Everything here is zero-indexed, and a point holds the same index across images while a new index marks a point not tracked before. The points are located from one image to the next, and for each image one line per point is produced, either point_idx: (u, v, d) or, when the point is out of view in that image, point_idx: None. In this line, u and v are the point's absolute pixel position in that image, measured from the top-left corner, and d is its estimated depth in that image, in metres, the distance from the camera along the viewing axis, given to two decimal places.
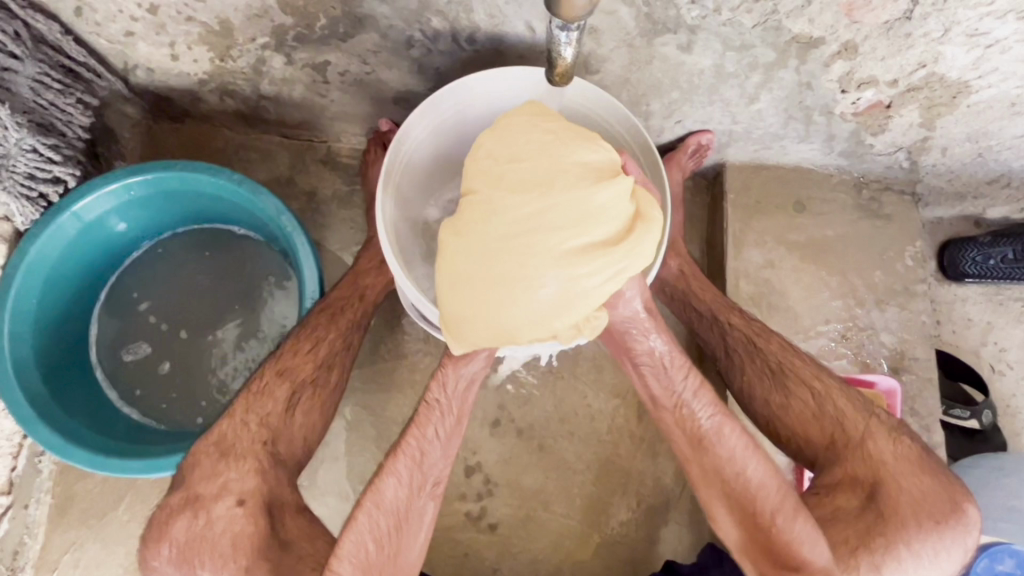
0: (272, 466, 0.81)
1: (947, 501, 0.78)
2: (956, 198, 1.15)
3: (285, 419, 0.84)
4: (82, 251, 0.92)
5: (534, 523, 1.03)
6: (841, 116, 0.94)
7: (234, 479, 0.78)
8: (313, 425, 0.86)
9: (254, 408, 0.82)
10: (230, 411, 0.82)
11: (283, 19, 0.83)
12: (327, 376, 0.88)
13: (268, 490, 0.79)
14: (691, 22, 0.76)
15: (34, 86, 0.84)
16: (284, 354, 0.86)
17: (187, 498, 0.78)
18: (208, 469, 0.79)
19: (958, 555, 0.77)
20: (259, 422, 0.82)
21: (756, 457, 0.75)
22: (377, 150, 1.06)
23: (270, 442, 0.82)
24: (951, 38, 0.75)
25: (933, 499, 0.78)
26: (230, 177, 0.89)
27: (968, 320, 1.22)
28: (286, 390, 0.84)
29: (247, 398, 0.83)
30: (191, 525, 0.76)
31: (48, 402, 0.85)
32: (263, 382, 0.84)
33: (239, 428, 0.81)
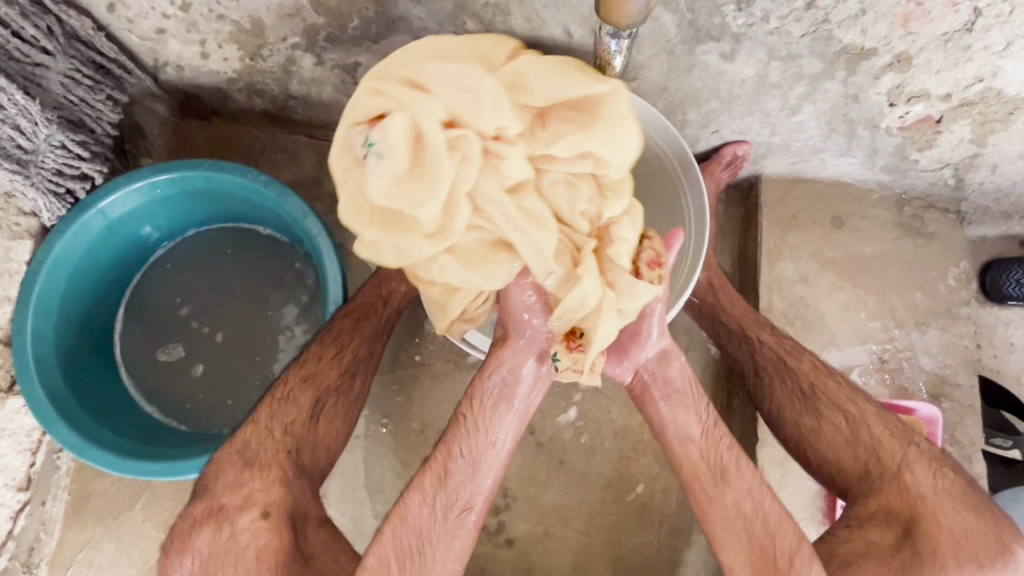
0: (297, 477, 0.79)
1: (993, 541, 0.73)
2: (1002, 217, 1.11)
3: (309, 426, 0.82)
4: (107, 248, 0.91)
5: (552, 540, 1.00)
6: (886, 130, 0.90)
7: (259, 489, 0.77)
8: (336, 434, 0.85)
9: (278, 415, 0.81)
10: (254, 417, 0.81)
11: (316, 19, 0.82)
12: (351, 384, 0.87)
13: (293, 502, 0.78)
14: (736, 30, 0.73)
15: (66, 82, 0.83)
16: (308, 359, 0.85)
17: (211, 508, 0.77)
18: (232, 477, 0.78)
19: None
20: (283, 430, 0.81)
21: (757, 492, 0.76)
22: None
23: (294, 450, 0.80)
24: (1013, 52, 0.71)
25: (975, 537, 0.73)
26: (257, 177, 0.87)
27: (1011, 345, 1.17)
28: (311, 397, 0.83)
29: (271, 405, 0.82)
30: (214, 538, 0.75)
31: (67, 399, 0.84)
32: (286, 389, 0.83)
33: (263, 435, 0.80)
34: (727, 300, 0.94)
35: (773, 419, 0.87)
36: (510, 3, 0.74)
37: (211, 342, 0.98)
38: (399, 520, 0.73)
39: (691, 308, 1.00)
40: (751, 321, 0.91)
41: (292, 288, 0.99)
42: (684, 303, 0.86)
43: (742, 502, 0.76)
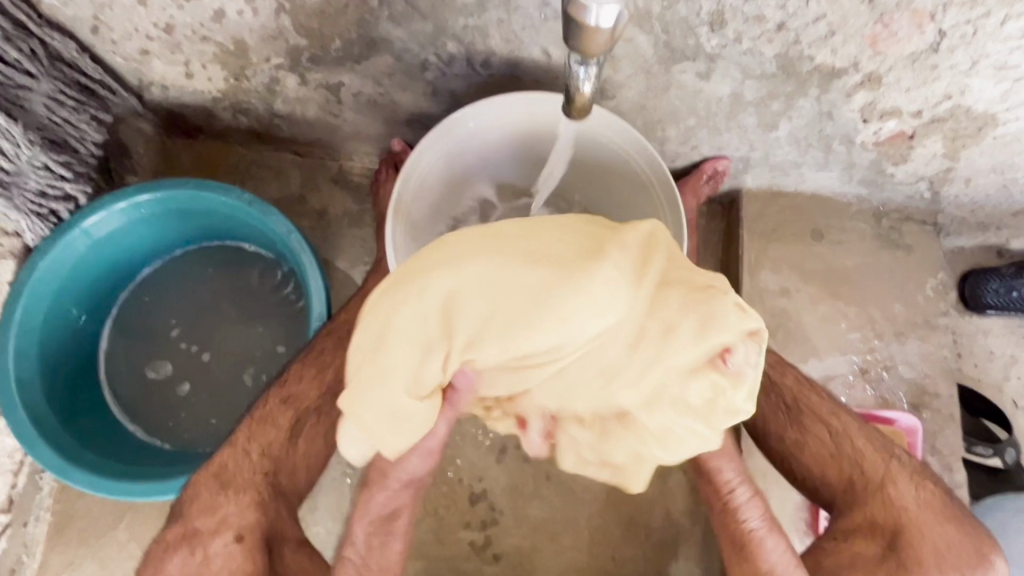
0: (272, 499, 0.80)
1: (974, 553, 0.73)
2: (979, 228, 1.13)
3: (288, 446, 0.83)
4: (91, 267, 0.92)
5: (538, 555, 1.00)
6: (862, 145, 0.92)
7: (233, 513, 0.77)
8: (316, 455, 0.85)
9: (256, 436, 0.82)
10: (231, 440, 0.82)
11: (298, 41, 0.82)
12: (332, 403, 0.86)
13: (268, 524, 0.78)
14: (710, 51, 0.75)
15: (49, 103, 0.83)
16: (289, 379, 0.85)
17: (185, 533, 0.77)
18: (207, 502, 0.77)
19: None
20: (261, 451, 0.81)
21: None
22: (389, 171, 1.04)
23: (271, 473, 0.81)
24: (979, 71, 0.73)
25: (957, 549, 0.73)
26: (240, 197, 0.88)
27: (990, 353, 1.19)
28: (290, 418, 0.84)
29: (251, 424, 0.82)
30: (186, 562, 0.75)
31: (49, 420, 0.84)
32: (266, 409, 0.83)
33: (240, 456, 0.80)
34: None
35: (758, 431, 0.86)
36: (490, 25, 0.75)
37: (198, 360, 0.98)
38: None
39: None
40: None
41: (278, 305, 0.99)
42: None
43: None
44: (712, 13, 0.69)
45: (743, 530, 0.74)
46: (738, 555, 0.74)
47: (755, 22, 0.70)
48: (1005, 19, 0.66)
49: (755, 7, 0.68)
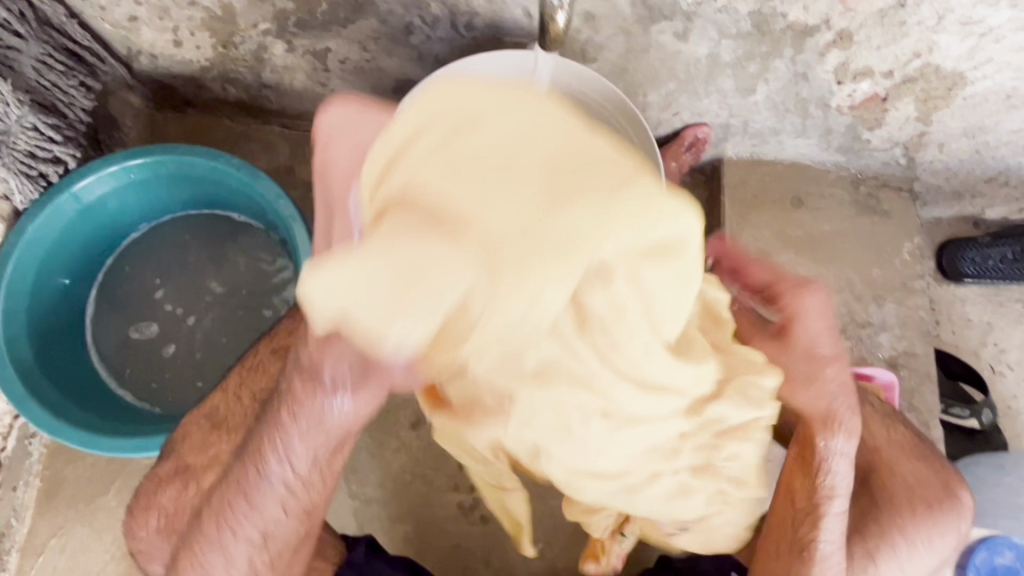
0: None
1: (940, 487, 0.76)
2: (955, 197, 1.16)
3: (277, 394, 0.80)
4: (80, 232, 0.92)
5: (527, 516, 1.02)
6: (837, 109, 0.94)
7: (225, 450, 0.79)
8: None
9: (248, 384, 0.81)
10: (226, 385, 0.83)
11: (285, 4, 0.84)
12: None
13: None
14: (686, 9, 0.77)
15: (38, 66, 0.84)
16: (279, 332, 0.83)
17: (177, 468, 0.79)
18: (201, 437, 0.80)
19: (944, 547, 0.74)
20: (251, 397, 0.80)
21: None
22: None
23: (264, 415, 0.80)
24: (945, 27, 0.76)
25: (926, 485, 0.76)
26: (229, 162, 0.89)
27: (968, 321, 1.22)
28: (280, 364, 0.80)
29: (241, 373, 0.82)
30: (180, 496, 0.77)
31: (38, 380, 0.85)
32: (257, 359, 0.82)
33: (231, 401, 0.81)
34: None
35: None
36: None
37: (187, 327, 0.99)
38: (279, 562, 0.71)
39: None
40: None
41: (267, 272, 1.00)
42: None
43: None
44: None
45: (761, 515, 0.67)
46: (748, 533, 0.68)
47: None
48: None
49: None
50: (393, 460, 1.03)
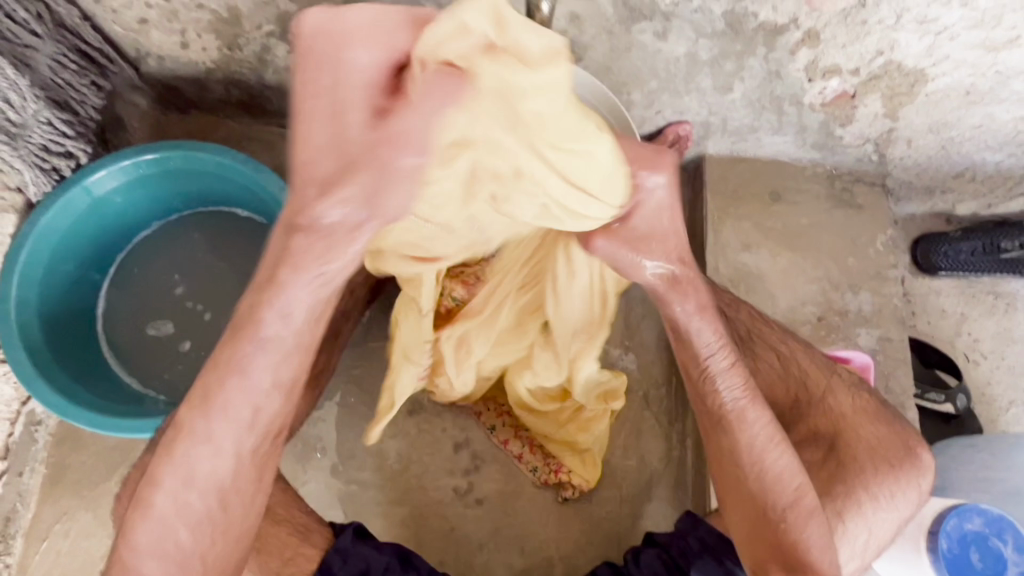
0: None
1: (901, 447, 0.81)
2: (926, 193, 1.21)
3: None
4: (91, 225, 0.96)
5: (520, 498, 1.05)
6: (810, 106, 1.00)
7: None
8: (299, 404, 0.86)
9: None
10: None
11: (288, 7, 0.89)
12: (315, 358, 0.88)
13: None
14: (665, 9, 0.83)
15: (53, 65, 0.89)
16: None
17: None
18: None
19: (906, 502, 0.79)
20: None
21: (780, 448, 0.73)
22: None
23: None
24: (904, 25, 0.82)
25: (887, 444, 0.81)
26: (235, 156, 0.94)
27: (942, 311, 1.27)
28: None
29: None
30: None
31: (50, 365, 0.88)
32: None
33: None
34: None
35: None
36: None
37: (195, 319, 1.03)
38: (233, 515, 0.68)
39: None
40: None
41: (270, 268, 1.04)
42: None
43: (759, 458, 0.73)
44: None
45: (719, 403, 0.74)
46: (715, 426, 0.75)
47: None
48: None
49: None
50: (390, 445, 1.06)
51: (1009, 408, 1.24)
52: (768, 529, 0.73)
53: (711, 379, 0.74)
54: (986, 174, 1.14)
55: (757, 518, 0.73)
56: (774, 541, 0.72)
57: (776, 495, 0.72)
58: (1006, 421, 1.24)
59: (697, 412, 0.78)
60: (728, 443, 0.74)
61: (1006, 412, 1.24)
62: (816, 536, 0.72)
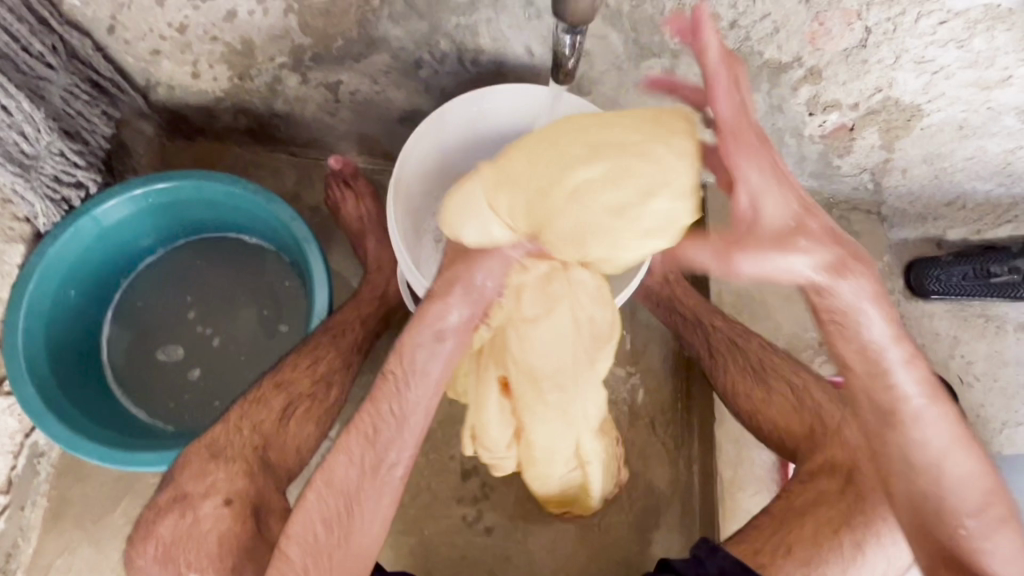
0: (261, 470, 0.81)
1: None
2: (918, 219, 1.25)
3: (279, 427, 0.84)
4: (99, 254, 0.96)
5: (529, 526, 1.05)
6: (810, 138, 1.03)
7: (223, 479, 0.79)
8: (307, 438, 0.86)
9: (247, 416, 0.83)
10: (224, 416, 0.83)
11: (302, 40, 0.90)
12: (326, 391, 0.89)
13: (256, 491, 0.80)
14: (674, 47, 0.85)
15: (65, 96, 0.90)
16: (284, 366, 0.88)
17: (175, 497, 0.80)
18: (197, 468, 0.80)
19: None
20: (252, 428, 0.83)
21: (967, 451, 0.64)
22: (337, 188, 1.04)
23: (261, 447, 0.82)
24: (902, 65, 0.85)
25: None
26: (245, 185, 0.94)
27: (936, 334, 1.30)
28: (282, 402, 0.85)
29: (243, 406, 0.84)
30: (177, 524, 0.78)
31: (58, 397, 0.87)
32: (258, 392, 0.85)
33: (232, 433, 0.82)
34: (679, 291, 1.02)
35: (728, 396, 0.94)
36: (479, 24, 0.84)
37: (209, 347, 1.01)
38: (323, 484, 0.70)
39: (647, 300, 1.07)
40: (703, 309, 1.01)
41: (279, 296, 1.03)
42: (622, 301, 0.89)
43: (939, 462, 0.64)
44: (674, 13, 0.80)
45: (900, 401, 0.63)
46: (885, 424, 0.65)
47: (711, 20, 0.80)
48: (919, 16, 0.77)
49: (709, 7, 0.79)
50: None
51: (1003, 429, 1.27)
52: (930, 537, 0.66)
53: (896, 371, 0.62)
54: (976, 202, 1.18)
55: (918, 524, 0.66)
56: (950, 555, 0.65)
57: (960, 498, 0.64)
58: (1001, 442, 1.26)
59: (856, 404, 0.66)
60: (896, 444, 0.65)
61: (1001, 433, 1.26)
62: (1007, 550, 0.64)
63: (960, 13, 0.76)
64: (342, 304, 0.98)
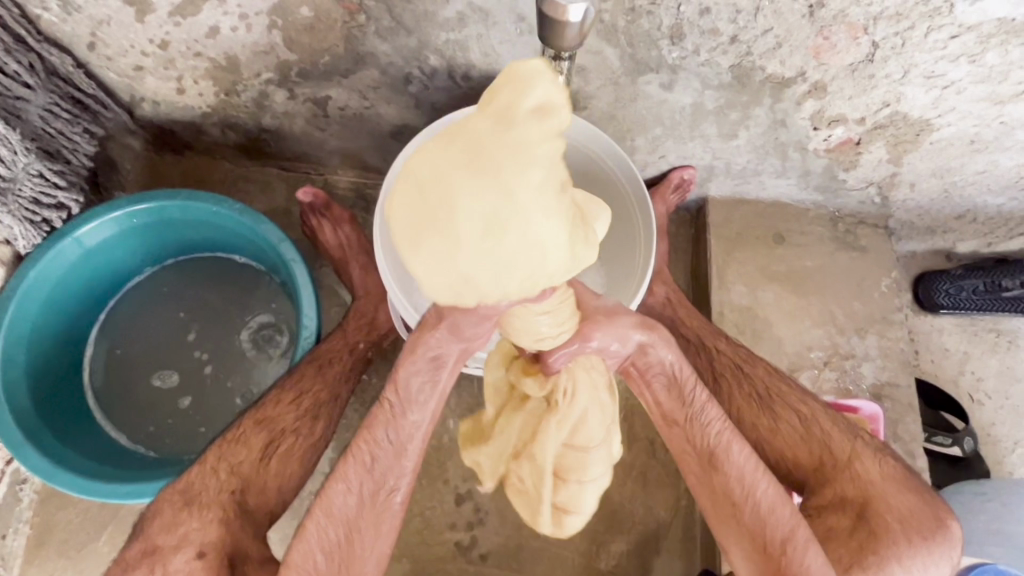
0: (238, 517, 0.76)
1: (932, 517, 0.76)
2: (927, 232, 1.21)
3: (258, 467, 0.81)
4: (82, 276, 0.93)
5: (524, 553, 1.02)
6: (814, 152, 0.99)
7: (195, 529, 0.73)
8: (289, 477, 0.83)
9: (226, 456, 0.80)
10: (202, 458, 0.80)
11: (288, 56, 0.87)
12: (312, 426, 0.86)
13: (231, 541, 0.74)
14: (672, 62, 0.82)
15: (44, 115, 0.88)
16: (266, 403, 0.85)
17: (145, 550, 0.73)
18: (170, 517, 0.74)
19: None
20: (229, 470, 0.79)
21: (920, 555, 0.73)
22: (312, 221, 1.03)
23: (238, 490, 0.78)
24: (911, 80, 0.81)
25: (921, 515, 0.76)
26: (232, 207, 0.91)
27: (945, 350, 1.26)
28: (263, 440, 0.82)
29: (220, 445, 0.81)
30: None
31: (37, 426, 0.85)
32: (239, 430, 0.82)
33: (208, 476, 0.78)
34: (684, 312, 0.99)
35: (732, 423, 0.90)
36: (469, 39, 0.81)
37: (196, 372, 1.00)
38: (323, 515, 0.70)
39: None
40: (707, 331, 0.96)
41: (270, 321, 1.01)
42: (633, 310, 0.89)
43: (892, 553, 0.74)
44: (672, 27, 0.77)
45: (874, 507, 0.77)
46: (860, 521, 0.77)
47: (710, 35, 0.77)
48: (929, 31, 0.74)
49: (709, 21, 0.75)
50: None
51: (1015, 449, 1.23)
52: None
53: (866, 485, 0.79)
54: (987, 216, 1.14)
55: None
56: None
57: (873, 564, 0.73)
58: (1013, 463, 1.22)
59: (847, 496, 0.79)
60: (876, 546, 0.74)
61: (1012, 453, 1.23)
62: None
63: (973, 27, 0.72)
64: (330, 332, 0.95)
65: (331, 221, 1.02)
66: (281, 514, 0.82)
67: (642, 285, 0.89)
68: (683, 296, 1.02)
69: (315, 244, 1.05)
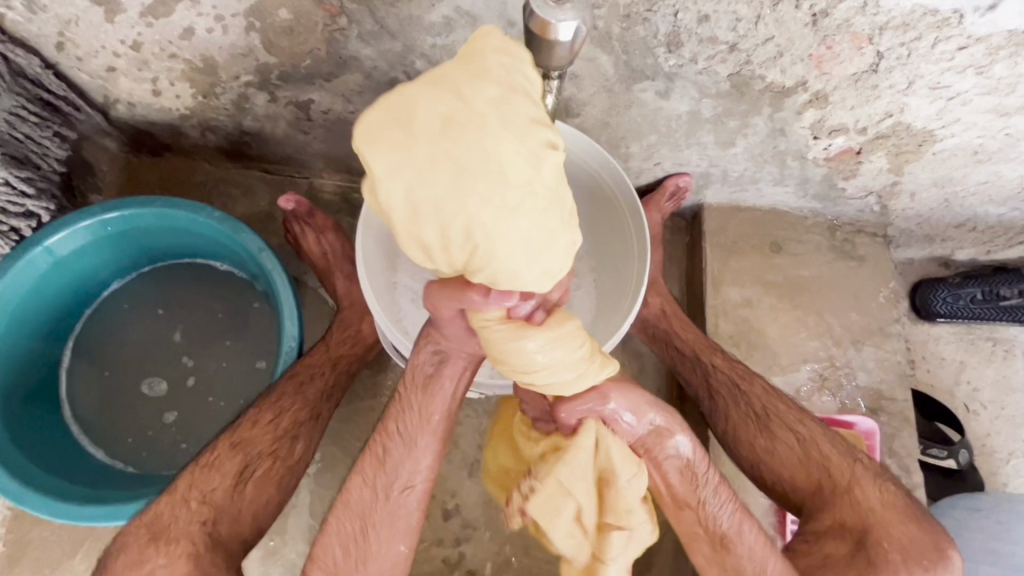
0: (208, 550, 0.73)
1: (934, 547, 0.74)
2: (925, 240, 1.18)
3: (232, 494, 0.78)
4: (55, 287, 0.90)
5: (512, 568, 1.00)
6: (813, 161, 0.96)
7: (161, 566, 0.71)
8: (266, 501, 0.81)
9: (198, 484, 0.77)
10: (172, 487, 0.77)
11: (268, 58, 0.83)
12: (290, 447, 0.84)
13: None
14: (668, 70, 0.79)
15: (10, 119, 0.83)
16: (243, 424, 0.82)
17: None
18: (135, 553, 0.72)
19: None
20: (201, 499, 0.77)
21: None
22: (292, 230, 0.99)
23: (210, 521, 0.75)
24: (916, 90, 0.78)
25: (923, 544, 0.74)
26: (210, 215, 0.87)
27: (942, 359, 1.24)
28: (237, 465, 0.80)
29: (193, 473, 0.78)
30: None
31: (5, 445, 0.81)
32: (214, 455, 0.80)
33: (178, 506, 0.76)
34: (678, 324, 0.96)
35: (728, 441, 0.88)
36: (457, 44, 0.77)
37: (175, 386, 0.96)
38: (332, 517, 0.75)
39: (642, 331, 1.01)
40: (703, 346, 0.94)
41: (252, 332, 0.98)
42: (627, 328, 0.85)
43: None
44: (669, 35, 0.73)
45: (876, 534, 0.75)
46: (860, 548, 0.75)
47: (709, 42, 0.74)
48: (936, 42, 0.71)
49: (708, 29, 0.72)
50: None
51: (1010, 460, 1.22)
52: None
53: (865, 509, 0.77)
54: (988, 225, 1.12)
55: None
56: None
57: None
58: (1008, 474, 1.21)
59: (845, 519, 0.77)
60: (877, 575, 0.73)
61: (1007, 464, 1.21)
62: None
63: (982, 39, 0.69)
64: (311, 348, 0.92)
65: (313, 229, 0.98)
66: (257, 542, 0.80)
67: (636, 302, 0.86)
68: (677, 308, 0.99)
69: (297, 251, 1.02)
